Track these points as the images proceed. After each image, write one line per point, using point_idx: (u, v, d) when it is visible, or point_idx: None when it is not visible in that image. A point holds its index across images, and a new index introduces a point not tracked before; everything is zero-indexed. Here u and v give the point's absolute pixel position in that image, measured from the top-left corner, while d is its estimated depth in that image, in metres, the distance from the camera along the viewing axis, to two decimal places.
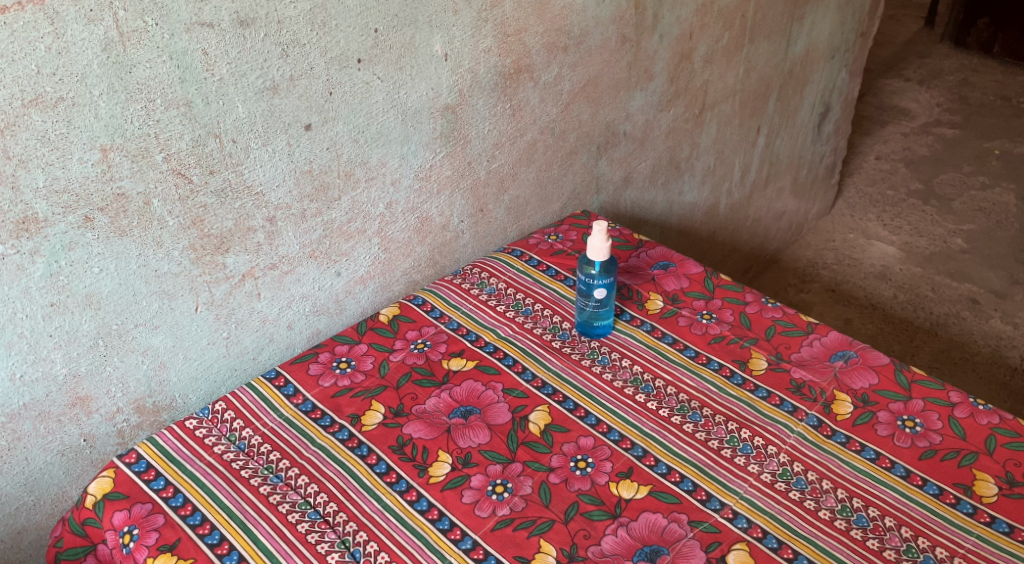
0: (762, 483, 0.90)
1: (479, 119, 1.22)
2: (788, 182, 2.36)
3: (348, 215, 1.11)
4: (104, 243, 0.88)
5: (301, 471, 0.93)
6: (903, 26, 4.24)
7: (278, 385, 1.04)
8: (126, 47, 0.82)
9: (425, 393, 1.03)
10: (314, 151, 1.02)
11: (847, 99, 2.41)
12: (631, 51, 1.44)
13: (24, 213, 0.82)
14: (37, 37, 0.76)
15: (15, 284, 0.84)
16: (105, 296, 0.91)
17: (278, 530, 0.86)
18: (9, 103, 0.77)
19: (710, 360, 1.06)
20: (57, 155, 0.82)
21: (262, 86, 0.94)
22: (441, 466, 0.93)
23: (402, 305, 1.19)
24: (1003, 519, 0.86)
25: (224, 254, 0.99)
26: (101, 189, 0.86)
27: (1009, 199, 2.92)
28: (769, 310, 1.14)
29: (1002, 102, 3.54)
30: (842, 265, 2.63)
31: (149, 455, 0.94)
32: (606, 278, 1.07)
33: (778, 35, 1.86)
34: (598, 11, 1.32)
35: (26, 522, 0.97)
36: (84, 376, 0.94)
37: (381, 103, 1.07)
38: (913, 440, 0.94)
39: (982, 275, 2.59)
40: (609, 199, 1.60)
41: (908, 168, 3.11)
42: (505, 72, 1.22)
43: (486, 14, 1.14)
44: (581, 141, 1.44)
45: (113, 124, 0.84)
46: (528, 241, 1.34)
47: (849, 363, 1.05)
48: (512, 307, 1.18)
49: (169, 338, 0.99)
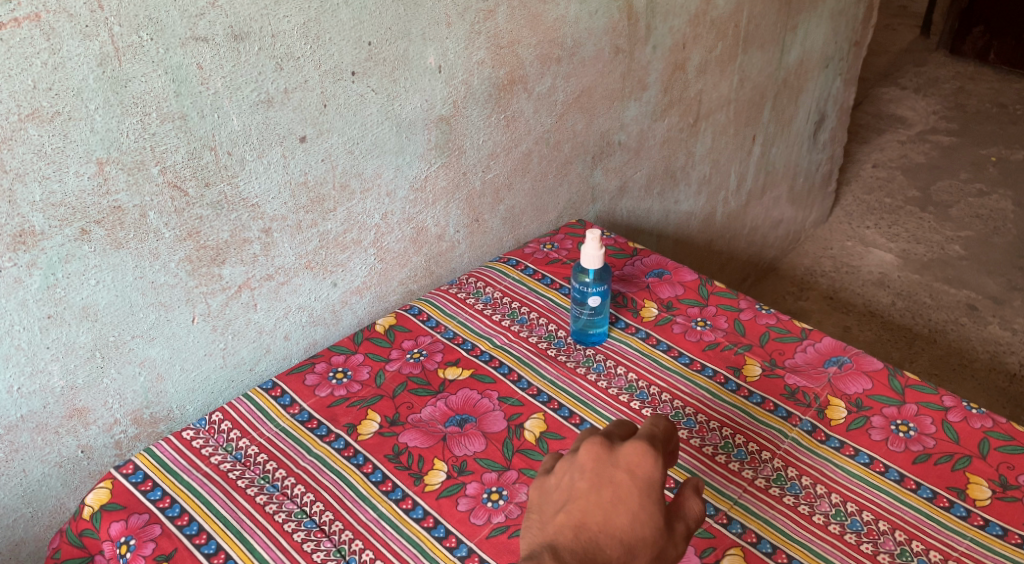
0: (757, 488, 0.90)
1: (474, 130, 1.23)
2: (785, 190, 2.37)
3: (344, 226, 1.12)
4: (101, 255, 0.89)
5: (297, 481, 0.93)
6: (898, 34, 4.27)
7: (275, 395, 1.05)
8: (122, 62, 0.83)
9: (420, 402, 1.03)
10: (309, 163, 1.03)
11: (842, 107, 2.42)
12: (625, 61, 1.45)
13: (21, 226, 0.83)
14: (34, 53, 0.78)
15: (12, 296, 0.85)
16: (102, 308, 0.92)
17: (274, 539, 0.86)
18: (7, 117, 0.78)
19: (705, 367, 1.07)
20: (54, 168, 0.83)
21: (257, 99, 0.95)
22: (436, 474, 0.93)
23: (398, 315, 1.20)
24: (997, 523, 0.86)
25: (220, 266, 1.00)
26: (98, 201, 0.87)
27: (1007, 206, 2.93)
28: (763, 316, 1.15)
29: (999, 109, 3.55)
30: (840, 273, 2.63)
31: (146, 466, 0.95)
32: (599, 286, 1.08)
33: (771, 44, 1.88)
34: (591, 22, 1.33)
35: (24, 534, 0.98)
36: (81, 388, 0.95)
37: (376, 114, 1.08)
38: (907, 444, 0.94)
39: (980, 281, 2.59)
40: (604, 209, 1.60)
41: (906, 175, 3.12)
42: (499, 83, 1.23)
43: (479, 27, 1.16)
44: (576, 151, 1.45)
45: (109, 138, 0.85)
46: (523, 251, 1.35)
47: (842, 368, 1.05)
48: (507, 315, 1.19)
49: (166, 349, 1.00)
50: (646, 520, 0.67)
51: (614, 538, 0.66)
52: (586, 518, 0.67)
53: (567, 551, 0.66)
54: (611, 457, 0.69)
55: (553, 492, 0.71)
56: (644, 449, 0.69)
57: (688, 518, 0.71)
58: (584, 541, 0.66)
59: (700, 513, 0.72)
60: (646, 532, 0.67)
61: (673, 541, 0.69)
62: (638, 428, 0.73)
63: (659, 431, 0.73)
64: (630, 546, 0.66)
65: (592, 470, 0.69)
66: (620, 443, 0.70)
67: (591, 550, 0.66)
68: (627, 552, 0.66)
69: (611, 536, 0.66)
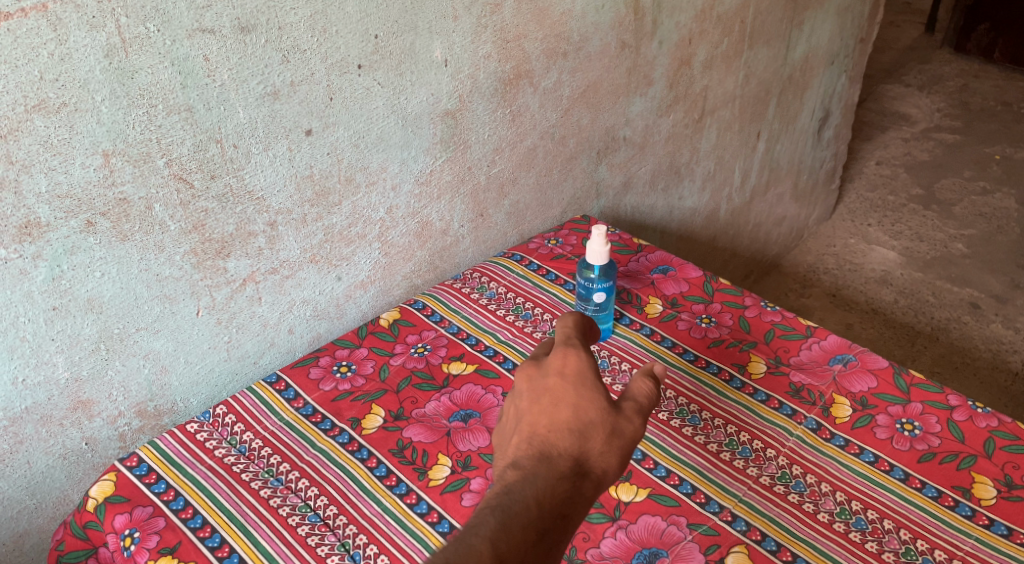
0: (761, 486, 0.90)
1: (480, 125, 1.23)
2: (789, 187, 2.37)
3: (348, 220, 1.11)
4: (106, 247, 0.89)
5: (301, 475, 0.93)
6: (903, 31, 4.26)
7: (279, 389, 1.05)
8: (128, 53, 0.83)
9: (424, 396, 1.03)
10: (315, 156, 1.03)
11: (847, 104, 2.41)
12: (631, 57, 1.45)
13: (26, 217, 0.83)
14: (40, 43, 0.78)
15: (17, 288, 0.85)
16: (107, 300, 0.92)
17: (278, 533, 0.86)
18: (13, 108, 0.78)
19: (710, 364, 1.07)
20: (59, 160, 0.82)
21: (263, 92, 0.94)
22: (441, 469, 0.93)
23: (402, 309, 1.19)
24: (1002, 522, 0.86)
25: (224, 259, 1.00)
26: (104, 193, 0.87)
27: (1010, 204, 2.92)
28: (769, 314, 1.15)
29: (1003, 107, 3.54)
30: (843, 270, 2.63)
31: (149, 458, 0.95)
32: (605, 282, 1.08)
33: (777, 41, 1.87)
34: (597, 17, 1.33)
35: (27, 526, 0.98)
36: (85, 380, 0.94)
37: (381, 108, 1.08)
38: (912, 443, 0.94)
39: (983, 280, 2.59)
40: (609, 204, 1.60)
41: (909, 173, 3.11)
42: (505, 77, 1.23)
43: (485, 20, 1.15)
44: (581, 146, 1.45)
45: (115, 130, 0.85)
46: (528, 246, 1.35)
47: (848, 367, 1.05)
48: (511, 311, 1.18)
49: (170, 342, 1.00)
50: (587, 406, 0.77)
51: (563, 430, 0.75)
52: (534, 427, 0.76)
53: (525, 457, 0.73)
54: (541, 373, 0.80)
55: (505, 421, 0.80)
56: (565, 354, 0.82)
57: (637, 396, 0.80)
58: (537, 444, 0.74)
59: (650, 390, 0.82)
60: (591, 416, 0.76)
61: (623, 416, 0.77)
62: (553, 337, 0.86)
63: (573, 332, 0.86)
64: (579, 430, 0.75)
65: (528, 388, 0.79)
66: (545, 360, 0.83)
67: (547, 446, 0.74)
68: (579, 437, 0.75)
69: (561, 429, 0.75)
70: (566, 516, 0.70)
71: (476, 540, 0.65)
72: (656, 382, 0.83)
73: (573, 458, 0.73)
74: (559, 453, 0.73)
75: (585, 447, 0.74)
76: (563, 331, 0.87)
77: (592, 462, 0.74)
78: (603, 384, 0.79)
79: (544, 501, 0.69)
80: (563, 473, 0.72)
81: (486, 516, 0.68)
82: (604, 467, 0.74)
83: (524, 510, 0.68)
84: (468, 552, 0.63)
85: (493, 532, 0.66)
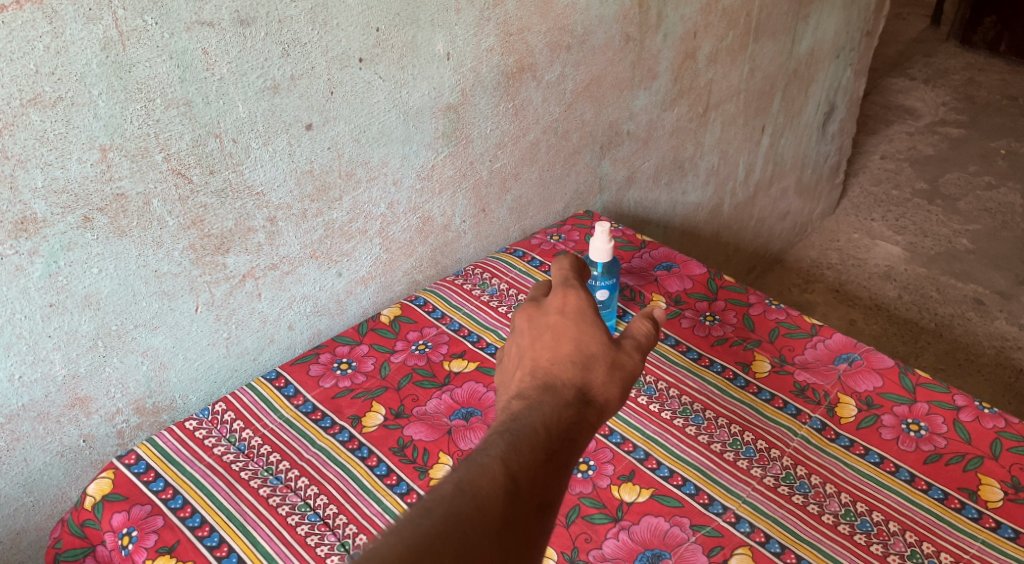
0: (765, 486, 0.89)
1: (482, 119, 1.22)
2: (793, 181, 2.35)
3: (349, 215, 1.10)
4: (104, 243, 0.88)
5: (301, 473, 0.92)
6: (909, 24, 4.23)
7: (279, 386, 1.04)
8: (126, 47, 0.81)
9: (425, 394, 1.02)
10: (314, 151, 1.02)
11: (852, 98, 2.40)
12: (635, 50, 1.43)
13: (22, 213, 0.82)
14: (36, 36, 0.76)
15: (14, 284, 0.84)
16: (105, 296, 0.91)
17: (277, 533, 0.85)
18: (8, 102, 0.77)
19: (713, 362, 1.06)
20: (56, 155, 0.81)
21: (262, 86, 0.93)
22: (441, 468, 0.92)
23: (404, 306, 1.18)
24: (1009, 525, 0.85)
25: (224, 255, 0.99)
26: (101, 188, 0.85)
27: (1015, 199, 2.91)
28: (773, 311, 1.14)
29: (1009, 101, 3.51)
30: (846, 266, 2.62)
31: (148, 456, 0.94)
32: (608, 279, 1.07)
33: (782, 34, 1.85)
34: (601, 9, 1.31)
35: (25, 523, 0.97)
36: (83, 376, 0.94)
37: (382, 102, 1.06)
38: (918, 443, 0.93)
39: (987, 275, 2.57)
40: (612, 199, 1.59)
41: (913, 167, 3.10)
42: (508, 71, 1.21)
43: (488, 13, 1.14)
44: (585, 141, 1.43)
45: (113, 124, 0.84)
46: (530, 242, 1.34)
47: (854, 366, 1.04)
48: (513, 307, 1.17)
49: (169, 339, 0.99)
50: (589, 341, 0.79)
51: (567, 362, 0.77)
52: (537, 359, 0.78)
53: (530, 388, 0.74)
54: (542, 313, 0.83)
55: (507, 360, 0.83)
56: (565, 295, 0.85)
57: (637, 334, 0.83)
58: (541, 375, 0.76)
59: (649, 330, 0.84)
60: (592, 349, 0.79)
61: (623, 352, 0.80)
62: (552, 279, 0.89)
63: (570, 274, 0.89)
64: (582, 361, 0.77)
65: (530, 327, 0.82)
66: (545, 301, 0.86)
67: (551, 377, 0.76)
68: (582, 369, 0.77)
69: (563, 361, 0.77)
70: (573, 440, 0.70)
71: (486, 460, 0.64)
72: (655, 324, 0.85)
73: (577, 387, 0.75)
74: (564, 383, 0.75)
75: (587, 378, 0.76)
76: (561, 274, 0.91)
77: (595, 392, 0.76)
78: (602, 321, 0.83)
79: (552, 425, 0.69)
80: (568, 401, 0.73)
81: (495, 439, 0.67)
82: (606, 398, 0.76)
83: (533, 433, 0.68)
84: (479, 470, 0.63)
85: (503, 453, 0.65)
